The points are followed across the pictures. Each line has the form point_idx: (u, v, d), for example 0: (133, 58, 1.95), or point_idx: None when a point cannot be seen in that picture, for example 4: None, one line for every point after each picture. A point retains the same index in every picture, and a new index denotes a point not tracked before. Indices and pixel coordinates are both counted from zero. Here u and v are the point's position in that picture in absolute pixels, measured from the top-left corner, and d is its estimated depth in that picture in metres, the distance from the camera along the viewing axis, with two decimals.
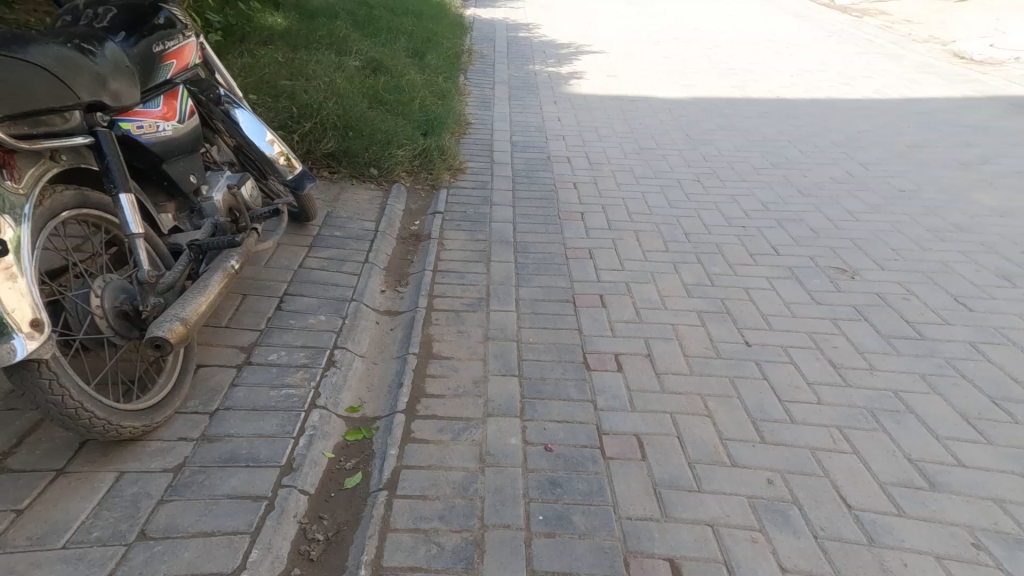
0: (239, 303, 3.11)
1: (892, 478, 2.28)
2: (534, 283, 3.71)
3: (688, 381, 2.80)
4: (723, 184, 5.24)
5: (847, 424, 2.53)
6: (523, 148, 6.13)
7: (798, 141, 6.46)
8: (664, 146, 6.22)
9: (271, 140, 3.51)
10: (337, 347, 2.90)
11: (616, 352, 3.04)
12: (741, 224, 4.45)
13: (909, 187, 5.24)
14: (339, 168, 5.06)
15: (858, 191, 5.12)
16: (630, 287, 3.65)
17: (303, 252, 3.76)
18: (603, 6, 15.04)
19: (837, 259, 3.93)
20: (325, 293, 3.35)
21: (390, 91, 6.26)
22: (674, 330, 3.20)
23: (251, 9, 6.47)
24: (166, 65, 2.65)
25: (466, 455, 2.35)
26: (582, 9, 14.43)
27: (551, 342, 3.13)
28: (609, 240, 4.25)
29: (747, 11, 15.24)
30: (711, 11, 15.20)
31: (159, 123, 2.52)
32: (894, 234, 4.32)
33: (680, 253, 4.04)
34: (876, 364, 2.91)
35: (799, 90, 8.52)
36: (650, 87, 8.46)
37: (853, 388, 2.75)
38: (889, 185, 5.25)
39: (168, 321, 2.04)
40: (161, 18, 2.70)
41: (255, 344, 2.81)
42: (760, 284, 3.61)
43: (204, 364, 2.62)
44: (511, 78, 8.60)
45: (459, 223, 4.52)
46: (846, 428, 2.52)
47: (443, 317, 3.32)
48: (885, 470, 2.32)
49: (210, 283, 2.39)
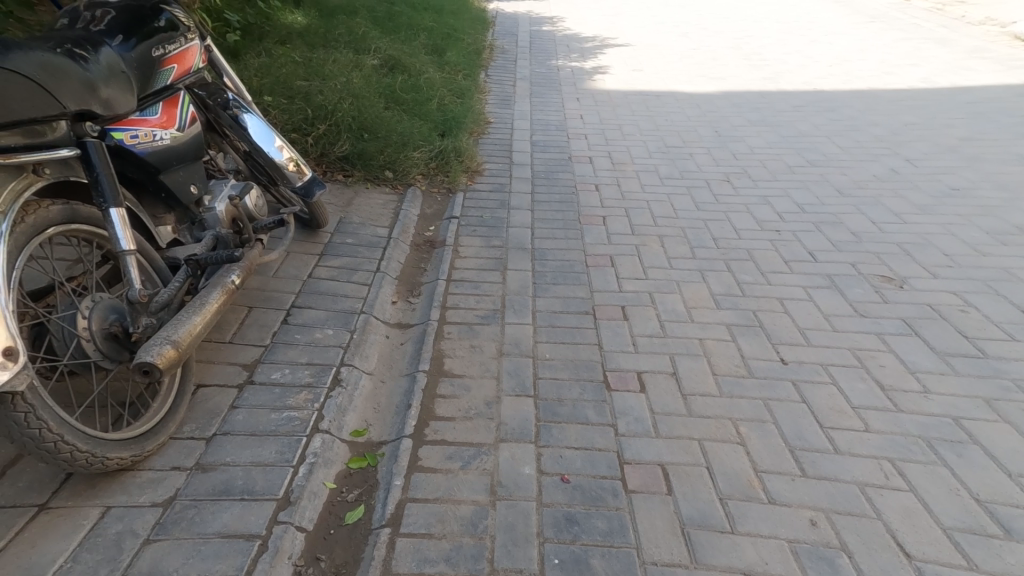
0: (243, 317, 3.00)
1: (958, 523, 2.04)
2: (551, 293, 3.54)
3: (717, 402, 2.59)
4: (755, 185, 4.97)
5: (899, 456, 2.29)
6: (543, 148, 5.94)
7: (835, 136, 6.12)
8: (691, 144, 5.95)
9: (280, 146, 3.39)
10: (343, 364, 2.77)
11: (638, 370, 2.84)
12: (775, 228, 4.19)
13: (962, 185, 4.90)
14: (353, 171, 4.92)
15: (904, 190, 4.80)
16: (653, 297, 3.44)
17: (312, 261, 3.64)
18: None
19: (882, 266, 3.65)
20: (333, 305, 3.23)
21: (408, 91, 6.12)
22: (702, 345, 2.98)
23: (269, 8, 6.40)
24: (166, 70, 2.53)
25: (476, 486, 2.19)
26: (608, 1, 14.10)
27: (569, 359, 2.95)
28: (632, 246, 4.04)
29: None
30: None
31: (156, 132, 2.41)
32: (946, 238, 4.01)
33: (708, 260, 3.80)
34: (931, 386, 2.65)
35: (837, 81, 8.12)
36: (677, 81, 8.17)
37: (906, 413, 2.50)
38: (940, 183, 4.92)
39: (158, 345, 1.92)
40: (162, 20, 2.57)
41: (257, 361, 2.70)
42: (796, 294, 3.36)
43: (204, 383, 2.51)
44: (533, 74, 8.40)
45: (475, 228, 4.36)
46: (900, 461, 2.28)
47: (455, 330, 3.17)
48: (948, 513, 2.07)
49: (208, 301, 2.26)
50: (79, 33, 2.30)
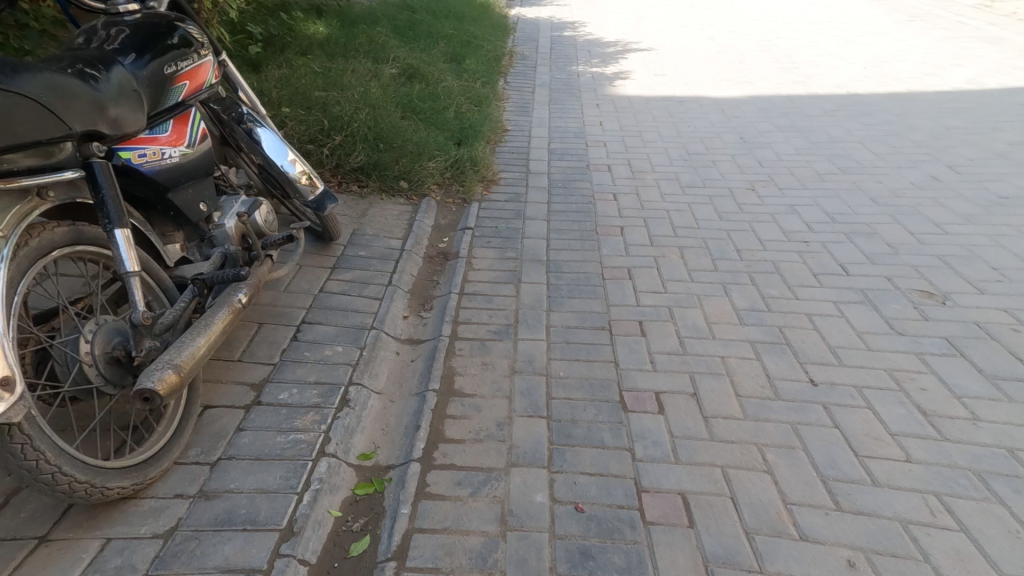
0: (253, 333, 2.97)
1: (1019, 570, 1.87)
2: (566, 307, 3.44)
3: (741, 426, 2.46)
4: (781, 193, 4.81)
5: (946, 490, 2.14)
6: (561, 156, 5.85)
7: (869, 142, 5.92)
8: (714, 151, 5.81)
9: (293, 160, 3.37)
10: (352, 383, 2.71)
11: (656, 390, 2.72)
12: (803, 238, 4.04)
13: (1012, 191, 4.72)
14: (368, 182, 4.88)
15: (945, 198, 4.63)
16: (672, 311, 3.32)
17: (324, 275, 3.61)
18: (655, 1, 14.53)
19: (921, 280, 3.47)
20: (343, 320, 3.18)
21: (425, 100, 6.09)
22: (724, 363, 2.85)
23: (291, 19, 6.45)
24: (177, 87, 2.49)
25: (487, 515, 2.10)
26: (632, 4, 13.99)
27: (584, 377, 2.85)
28: (650, 258, 3.93)
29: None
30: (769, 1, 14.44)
31: (165, 150, 2.37)
32: (993, 251, 3.81)
33: (731, 272, 3.67)
34: (981, 414, 2.48)
35: (873, 83, 7.89)
36: (701, 85, 8.03)
37: (952, 442, 2.34)
38: (987, 190, 4.74)
39: (159, 370, 1.87)
40: (176, 37, 2.54)
41: (265, 380, 2.65)
42: (826, 310, 3.21)
43: (211, 404, 2.47)
44: (553, 81, 8.32)
45: (489, 240, 4.29)
46: (947, 496, 2.12)
47: (467, 347, 3.09)
48: (1008, 558, 1.91)
49: (213, 321, 2.21)
50: (93, 52, 2.25)
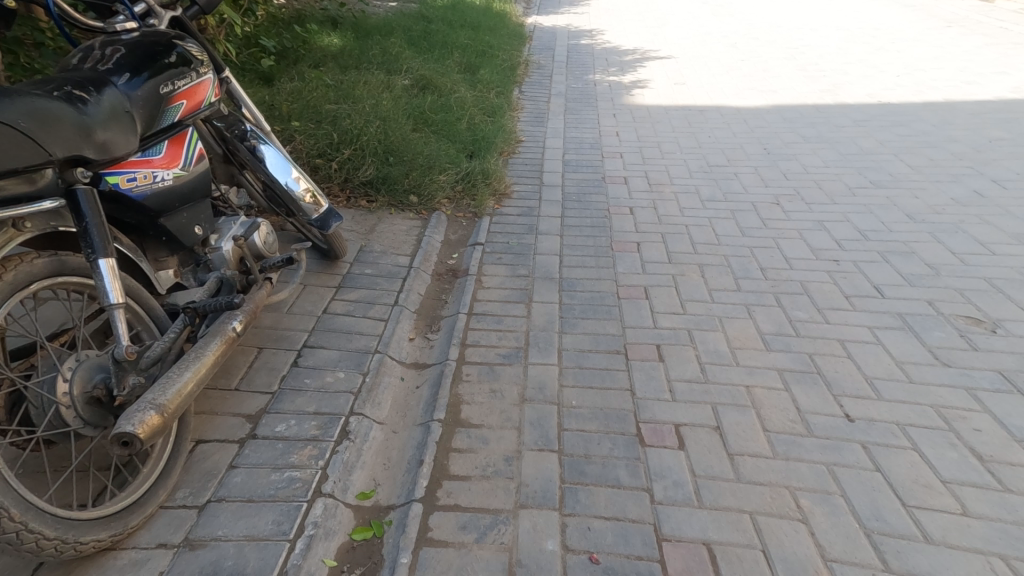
0: (252, 358, 2.86)
1: None
2: (579, 328, 3.31)
3: (771, 466, 2.29)
4: (808, 209, 4.64)
5: (1013, 552, 1.93)
6: (576, 167, 5.70)
7: (904, 154, 5.74)
8: (736, 163, 5.63)
9: (297, 177, 3.27)
10: (353, 413, 2.58)
11: (676, 423, 2.57)
12: (832, 257, 3.93)
13: None
14: (377, 197, 4.77)
15: (990, 216, 4.51)
16: (692, 335, 3.20)
17: (328, 294, 3.49)
18: (676, 7, 14.38)
19: (968, 305, 3.38)
20: (346, 344, 3.06)
21: (438, 111, 6.01)
22: (749, 394, 2.73)
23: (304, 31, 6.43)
24: (175, 106, 2.36)
25: (492, 566, 1.96)
26: (651, 12, 13.84)
27: (598, 407, 2.69)
28: (668, 276, 3.79)
29: (839, 4, 14.18)
30: (794, 7, 14.21)
31: (157, 173, 2.27)
32: None
33: (755, 292, 3.56)
34: None
35: (909, 92, 7.67)
36: (723, 94, 7.85)
37: (1016, 494, 2.14)
38: None
39: (140, 411, 1.76)
40: (174, 55, 2.41)
41: (262, 410, 2.54)
42: (862, 336, 3.10)
43: (204, 438, 2.37)
44: (569, 90, 8.20)
45: (500, 256, 4.15)
46: (1016, 559, 1.91)
47: (475, 372, 2.95)
48: None
49: (205, 352, 2.09)
50: (86, 73, 2.15)
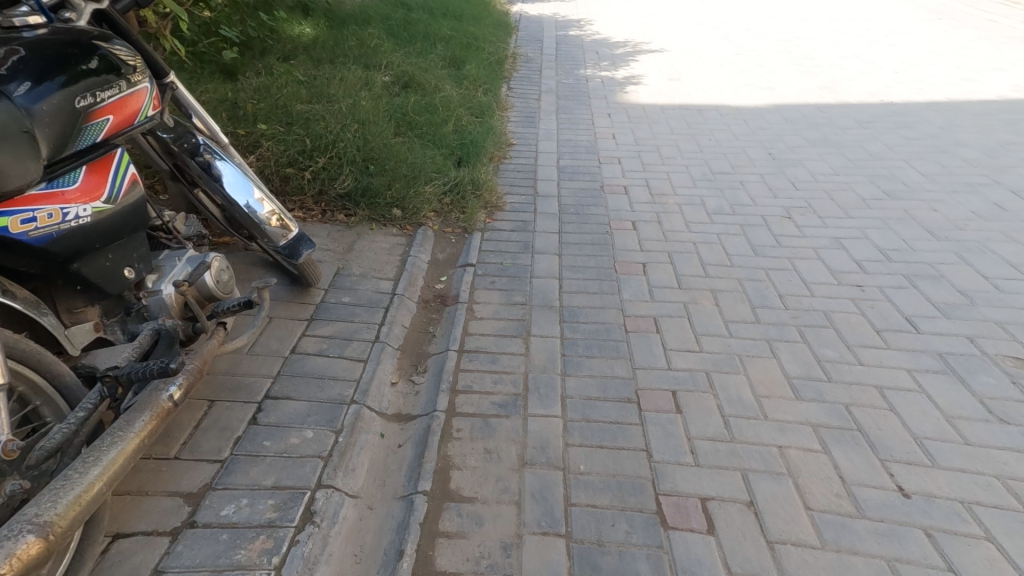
0: (201, 417, 2.44)
1: None
2: (584, 369, 2.92)
3: (821, 560, 1.96)
4: (823, 223, 4.29)
5: None
6: (572, 174, 5.30)
7: (915, 160, 5.41)
8: (741, 170, 5.27)
9: (260, 198, 2.92)
10: (321, 486, 2.19)
11: (702, 496, 2.22)
12: (855, 281, 3.57)
13: None
14: (356, 211, 4.34)
15: (1016, 230, 4.19)
16: (711, 378, 2.82)
17: (298, 329, 3.07)
18: None
19: (1011, 340, 3.04)
20: (317, 393, 2.65)
21: (421, 112, 5.57)
22: (783, 457, 2.36)
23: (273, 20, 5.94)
24: (96, 124, 1.94)
25: None
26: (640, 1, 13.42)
27: (610, 474, 2.33)
28: (679, 304, 3.40)
29: None
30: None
31: (68, 209, 1.82)
32: None
33: (776, 324, 3.18)
34: None
35: (908, 90, 7.37)
36: (720, 91, 7.49)
37: None
38: None
39: (12, 538, 1.30)
40: (95, 60, 1.98)
41: (205, 488, 2.13)
42: (903, 381, 2.74)
43: (130, 530, 1.96)
44: (559, 86, 7.78)
45: (494, 279, 3.74)
46: None
47: (467, 427, 2.57)
48: None
49: (126, 436, 1.65)
50: None
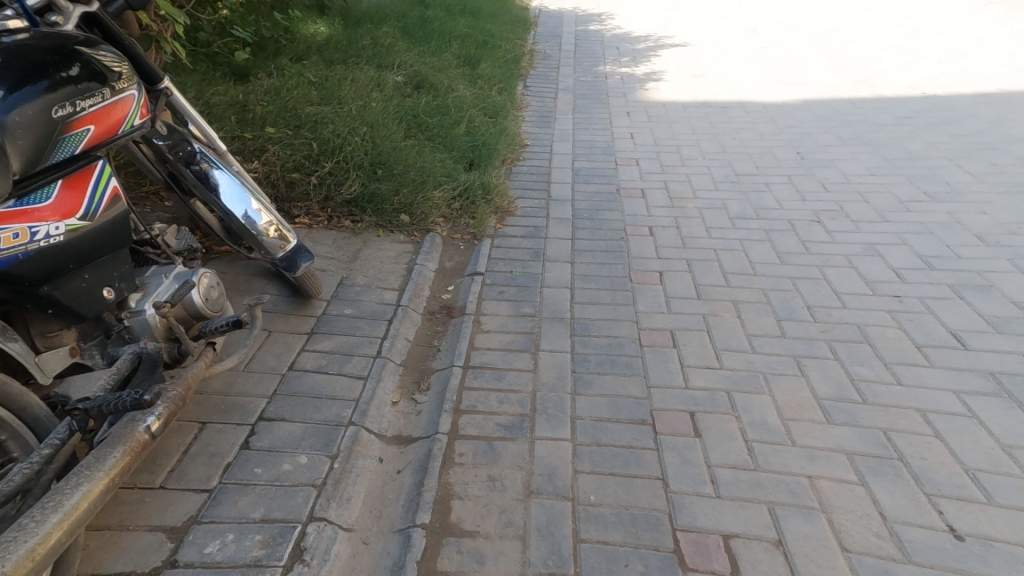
0: (190, 441, 2.33)
1: None
2: (596, 387, 2.74)
3: None
4: (855, 228, 4.03)
5: None
6: (587, 177, 5.11)
7: (960, 159, 5.11)
8: (766, 171, 5.03)
9: (258, 208, 2.80)
10: (313, 519, 2.06)
11: (724, 534, 2.03)
12: (893, 291, 3.32)
13: None
14: (362, 217, 4.21)
15: None
16: (733, 399, 2.61)
17: (296, 344, 2.95)
18: None
19: None
20: (313, 414, 2.52)
21: (433, 113, 5.43)
22: (813, 489, 2.16)
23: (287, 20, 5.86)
24: (75, 136, 1.82)
25: None
26: None
27: (623, 506, 2.15)
28: (698, 317, 3.20)
29: None
30: None
31: (39, 228, 1.72)
32: None
33: (805, 339, 2.96)
34: None
35: (953, 83, 7.02)
36: (746, 88, 7.22)
37: None
38: None
39: None
40: (75, 69, 1.87)
41: (189, 521, 2.02)
42: (949, 405, 2.51)
43: (107, 569, 1.85)
44: (578, 84, 7.58)
45: (504, 289, 3.57)
46: None
47: (470, 451, 2.41)
48: None
49: (92, 479, 1.54)
50: None
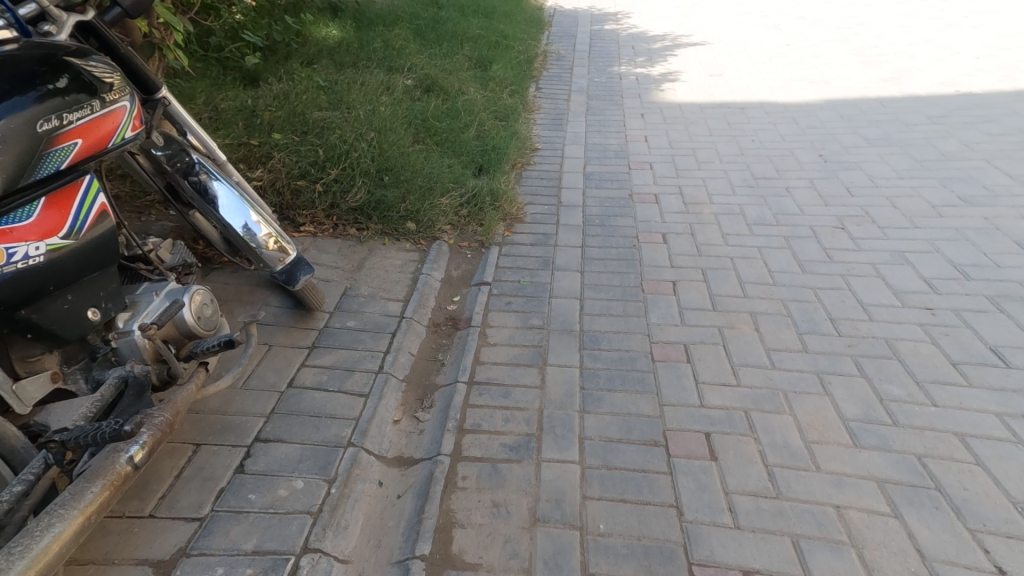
0: (182, 466, 2.24)
1: None
2: (606, 405, 2.61)
3: None
4: (883, 235, 3.85)
5: None
6: (599, 181, 4.98)
7: (998, 159, 4.88)
8: (787, 174, 4.85)
9: (257, 220, 2.71)
10: (308, 551, 1.97)
11: (744, 571, 1.89)
12: (924, 303, 3.13)
13: None
14: (367, 225, 4.11)
15: None
16: (751, 419, 2.46)
17: (295, 359, 2.85)
18: None
19: None
20: (312, 434, 2.42)
21: (442, 117, 5.34)
22: (842, 522, 2.01)
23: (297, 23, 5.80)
24: (61, 150, 1.74)
25: None
26: None
27: (635, 538, 2.02)
28: (713, 329, 3.05)
29: None
30: None
31: (18, 248, 1.63)
32: None
33: (829, 354, 2.80)
34: None
35: (990, 79, 6.75)
36: (766, 87, 7.03)
37: None
38: None
39: None
40: (63, 79, 1.78)
41: (177, 554, 1.93)
42: (990, 428, 2.34)
43: None
44: (592, 85, 7.44)
45: (512, 299, 3.45)
46: None
47: (473, 475, 2.29)
48: None
49: (64, 521, 1.46)
50: None
